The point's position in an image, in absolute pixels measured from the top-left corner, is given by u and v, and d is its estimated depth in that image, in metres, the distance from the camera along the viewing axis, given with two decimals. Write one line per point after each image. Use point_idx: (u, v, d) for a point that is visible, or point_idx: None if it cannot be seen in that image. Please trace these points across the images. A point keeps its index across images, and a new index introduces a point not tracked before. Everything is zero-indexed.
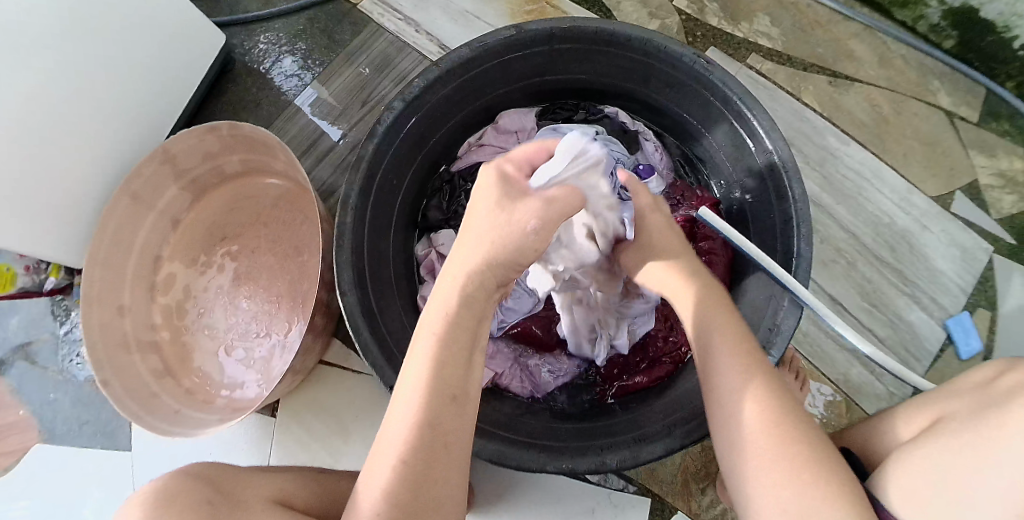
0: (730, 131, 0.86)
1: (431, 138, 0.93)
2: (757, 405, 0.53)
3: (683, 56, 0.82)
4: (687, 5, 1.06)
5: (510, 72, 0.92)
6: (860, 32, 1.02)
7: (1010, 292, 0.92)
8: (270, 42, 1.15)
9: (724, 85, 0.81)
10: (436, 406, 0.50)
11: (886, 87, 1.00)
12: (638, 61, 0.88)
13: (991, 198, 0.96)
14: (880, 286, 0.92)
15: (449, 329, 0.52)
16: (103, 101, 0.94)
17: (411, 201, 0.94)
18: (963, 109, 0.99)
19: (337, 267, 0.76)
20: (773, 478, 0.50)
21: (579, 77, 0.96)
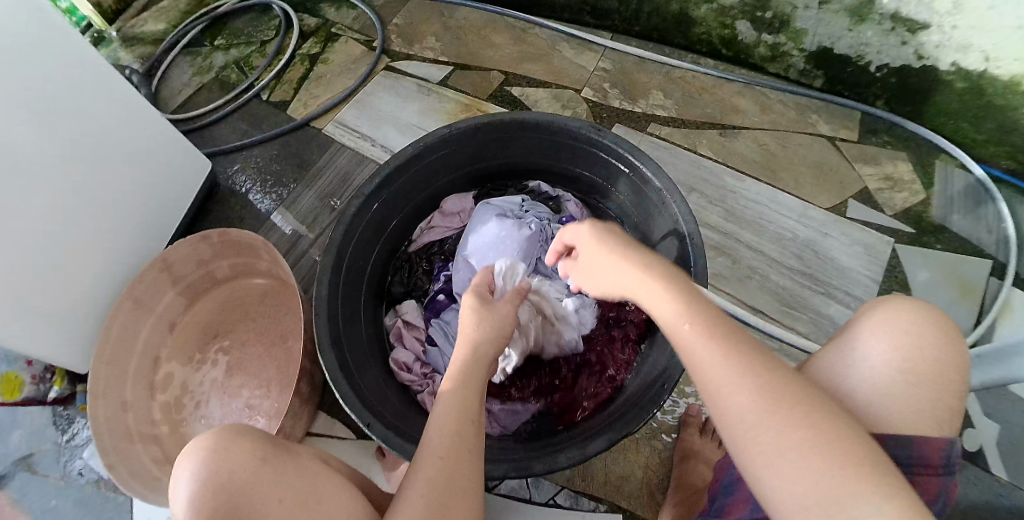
0: (629, 182, 0.96)
1: (391, 223, 1.02)
2: (773, 396, 0.52)
3: (583, 131, 0.94)
4: (592, 94, 1.16)
5: (449, 163, 1.02)
6: (740, 90, 1.16)
7: (920, 274, 1.03)
8: (248, 169, 1.25)
9: (617, 145, 0.93)
10: (466, 397, 0.67)
11: (770, 129, 1.12)
12: (551, 139, 0.99)
13: (883, 198, 1.08)
14: (796, 292, 1.01)
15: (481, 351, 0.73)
16: (115, 219, 1.07)
17: (376, 278, 1.03)
18: (841, 132, 1.13)
19: (317, 328, 0.85)
20: (800, 460, 0.49)
21: (501, 162, 1.05)
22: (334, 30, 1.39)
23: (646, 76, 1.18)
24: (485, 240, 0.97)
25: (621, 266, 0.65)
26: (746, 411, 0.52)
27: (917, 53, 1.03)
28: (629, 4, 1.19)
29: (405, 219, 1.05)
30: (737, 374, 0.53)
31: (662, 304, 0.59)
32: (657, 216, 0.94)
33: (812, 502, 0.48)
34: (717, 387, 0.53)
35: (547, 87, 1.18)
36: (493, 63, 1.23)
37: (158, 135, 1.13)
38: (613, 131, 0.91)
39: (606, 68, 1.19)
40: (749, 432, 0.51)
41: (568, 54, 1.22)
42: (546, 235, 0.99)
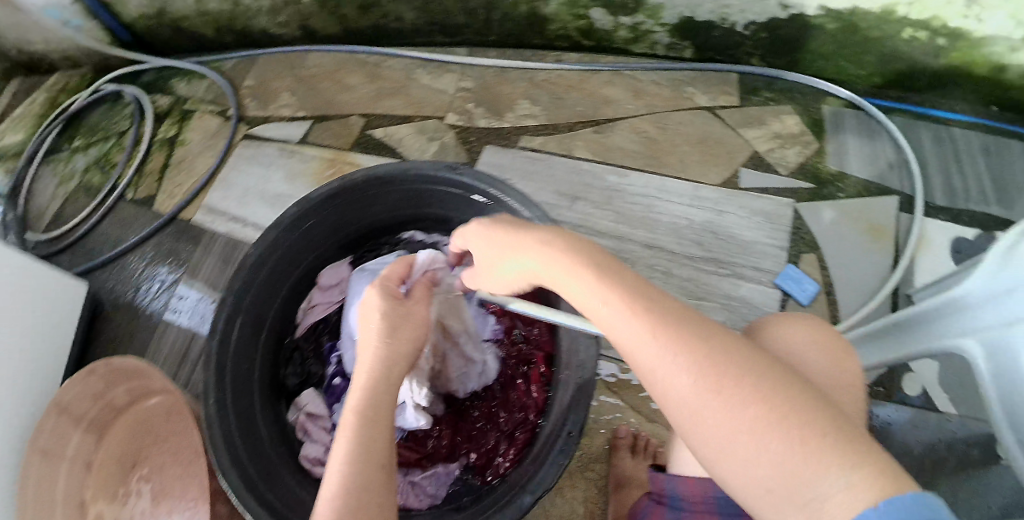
0: (497, 217, 0.92)
1: (268, 315, 0.96)
2: (700, 381, 0.45)
3: (438, 174, 0.90)
4: (457, 119, 1.09)
5: (315, 238, 0.97)
6: (610, 78, 1.10)
7: (826, 229, 0.98)
8: (130, 277, 1.20)
9: (477, 182, 0.88)
10: (368, 415, 0.60)
11: (646, 114, 1.06)
12: (409, 189, 0.95)
13: (775, 158, 1.02)
14: (701, 279, 0.95)
15: (379, 358, 0.65)
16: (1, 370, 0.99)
17: (269, 375, 0.97)
18: (721, 99, 1.07)
19: (213, 454, 0.80)
20: (755, 441, 0.43)
21: (365, 222, 1.00)
22: (186, 106, 1.31)
23: (508, 86, 1.11)
24: None
25: (526, 247, 0.57)
26: (689, 396, 0.45)
27: (781, 4, 0.96)
28: (477, 16, 1.11)
29: (285, 304, 1.00)
30: (665, 351, 0.46)
31: (577, 287, 0.52)
32: None
33: (778, 488, 0.42)
34: (652, 370, 0.47)
35: (410, 122, 1.11)
36: (352, 108, 1.15)
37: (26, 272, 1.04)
38: (465, 165, 0.87)
39: (467, 86, 1.12)
40: (681, 418, 0.46)
41: (426, 80, 1.15)
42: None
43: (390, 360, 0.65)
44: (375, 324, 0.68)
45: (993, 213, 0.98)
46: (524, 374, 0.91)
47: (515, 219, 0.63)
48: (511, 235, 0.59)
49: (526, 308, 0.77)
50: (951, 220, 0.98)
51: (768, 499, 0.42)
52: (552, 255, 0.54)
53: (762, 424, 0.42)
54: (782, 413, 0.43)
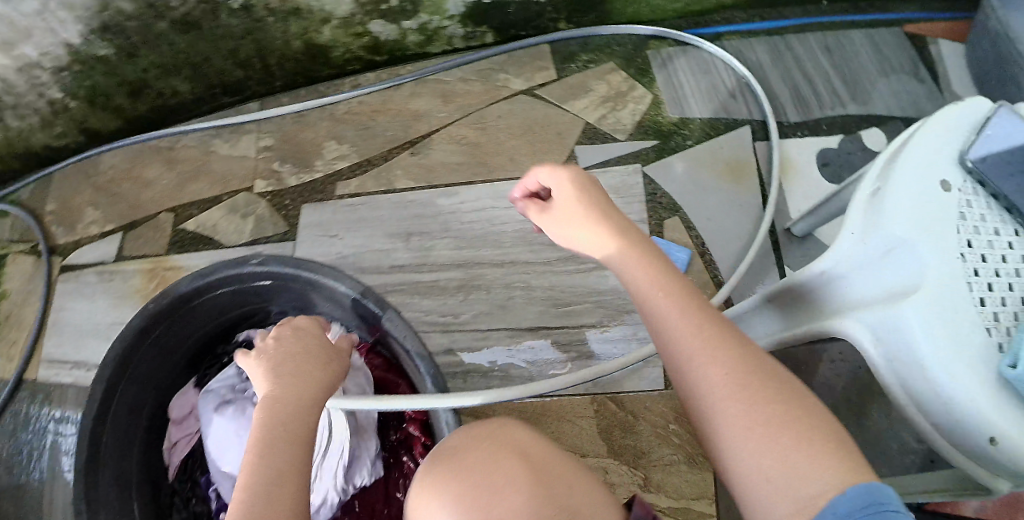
0: (320, 298, 0.79)
1: (133, 470, 0.79)
2: (730, 377, 0.40)
3: (235, 274, 0.77)
4: (266, 185, 0.98)
5: (150, 373, 0.81)
6: (416, 89, 0.99)
7: (682, 185, 0.89)
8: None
9: (285, 268, 0.76)
10: (280, 431, 0.47)
11: (462, 118, 0.96)
12: (216, 296, 0.81)
13: (610, 124, 0.93)
14: (563, 284, 0.86)
15: (284, 382, 0.52)
16: None
17: None
18: (537, 77, 0.98)
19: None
20: (762, 440, 0.37)
21: (188, 342, 0.85)
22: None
23: (310, 131, 1.00)
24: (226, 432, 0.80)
25: (570, 204, 0.51)
26: (715, 385, 0.40)
27: None
28: (254, 66, 1.01)
29: (147, 451, 0.83)
30: (687, 316, 0.43)
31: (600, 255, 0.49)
32: (345, 308, 0.78)
33: (776, 475, 0.36)
34: (669, 336, 0.43)
35: (219, 203, 1.00)
36: (158, 204, 1.04)
37: None
38: (255, 255, 0.75)
39: (269, 144, 1.01)
40: (699, 399, 0.41)
41: (225, 150, 1.03)
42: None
43: (298, 384, 0.53)
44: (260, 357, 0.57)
45: (852, 113, 0.93)
46: (407, 447, 0.80)
47: (582, 179, 0.53)
48: (556, 188, 0.52)
49: (366, 404, 0.65)
50: (810, 135, 0.91)
51: (776, 495, 0.36)
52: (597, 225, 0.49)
53: (775, 430, 0.37)
54: (792, 422, 0.38)
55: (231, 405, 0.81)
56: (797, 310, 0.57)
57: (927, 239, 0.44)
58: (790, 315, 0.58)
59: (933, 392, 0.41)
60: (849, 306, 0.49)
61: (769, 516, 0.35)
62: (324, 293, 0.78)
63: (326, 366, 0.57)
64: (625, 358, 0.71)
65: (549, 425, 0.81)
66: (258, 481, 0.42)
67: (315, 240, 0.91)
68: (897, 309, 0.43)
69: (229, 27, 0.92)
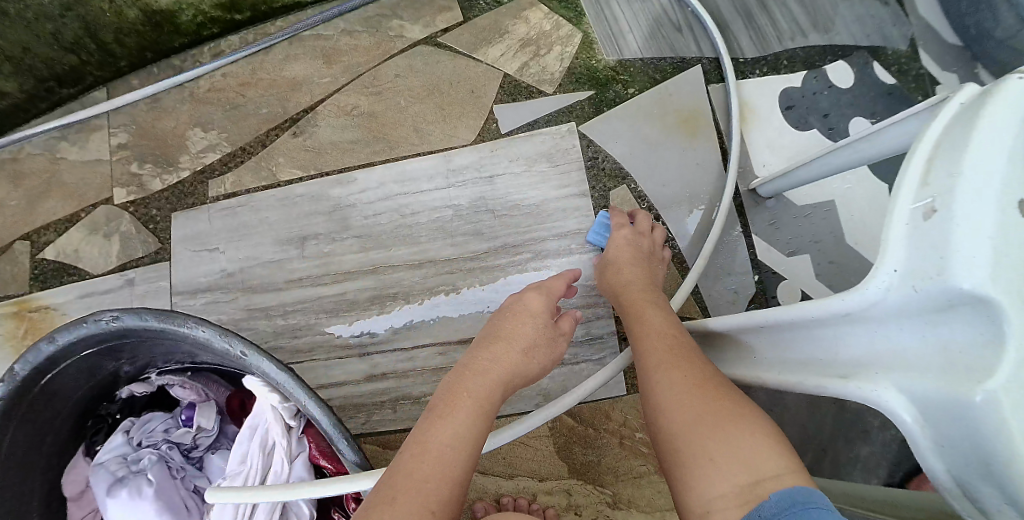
0: (203, 350, 0.62)
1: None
2: (696, 380, 0.46)
3: (90, 333, 0.59)
4: (127, 193, 0.79)
5: (23, 461, 0.64)
6: (290, 51, 0.79)
7: (625, 145, 0.75)
8: None
9: (147, 325, 0.58)
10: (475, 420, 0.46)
11: (350, 83, 0.77)
12: (80, 358, 0.63)
13: (534, 73, 0.77)
14: (501, 279, 0.70)
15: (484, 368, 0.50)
16: None
17: None
18: (438, 21, 0.79)
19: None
20: (720, 431, 0.41)
21: (66, 411, 0.68)
22: None
23: (168, 119, 0.80)
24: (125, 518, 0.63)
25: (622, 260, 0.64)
26: (675, 380, 0.46)
27: None
28: (87, 46, 0.79)
29: None
30: (671, 332, 0.52)
31: (630, 278, 0.61)
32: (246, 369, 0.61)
33: (721, 460, 0.40)
34: (651, 342, 0.51)
35: (77, 221, 0.82)
36: (6, 232, 0.83)
37: None
38: (104, 312, 0.56)
39: (123, 141, 0.82)
40: (660, 393, 0.46)
41: (76, 153, 0.84)
42: (175, 460, 0.68)
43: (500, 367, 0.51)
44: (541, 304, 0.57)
45: (813, 44, 0.80)
46: (337, 501, 0.67)
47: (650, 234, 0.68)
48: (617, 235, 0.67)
49: (249, 497, 0.55)
50: (768, 74, 0.79)
51: (717, 482, 0.39)
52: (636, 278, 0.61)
53: (726, 428, 0.41)
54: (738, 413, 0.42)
55: (125, 485, 0.65)
56: (798, 353, 0.42)
57: (1016, 296, 0.29)
58: (788, 356, 0.43)
59: (998, 490, 0.30)
60: (886, 374, 0.35)
61: (705, 499, 0.39)
62: (206, 347, 0.60)
63: (536, 361, 0.53)
64: (586, 386, 0.58)
65: (498, 451, 0.70)
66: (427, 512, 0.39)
67: (193, 257, 0.74)
68: (968, 392, 0.29)
69: (40, 5, 0.71)
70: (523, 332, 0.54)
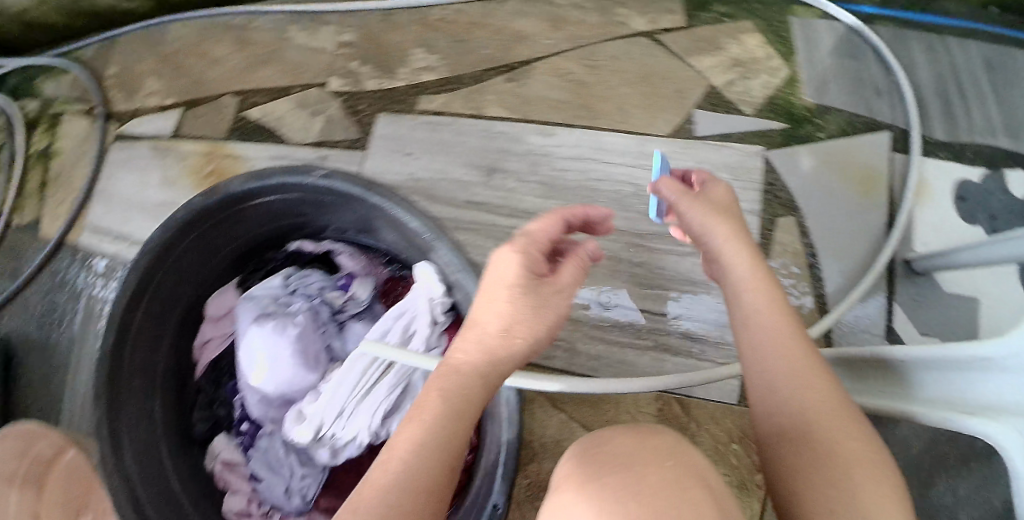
0: (388, 226, 0.74)
1: (161, 361, 0.81)
2: (818, 398, 0.43)
3: (297, 183, 0.72)
4: (342, 84, 0.89)
5: (189, 268, 0.80)
6: (521, 7, 0.86)
7: (803, 182, 0.78)
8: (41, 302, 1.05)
9: (353, 188, 0.69)
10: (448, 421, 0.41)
11: (570, 49, 0.84)
12: (276, 202, 0.77)
13: (738, 93, 0.81)
14: (653, 262, 0.77)
15: (471, 362, 0.45)
16: None
17: (174, 429, 0.83)
18: (664, 19, 0.84)
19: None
20: (840, 469, 0.39)
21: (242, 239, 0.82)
22: (53, 112, 1.13)
23: (397, 33, 0.89)
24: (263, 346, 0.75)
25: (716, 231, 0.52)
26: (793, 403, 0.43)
27: None
28: None
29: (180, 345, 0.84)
30: (781, 326, 0.47)
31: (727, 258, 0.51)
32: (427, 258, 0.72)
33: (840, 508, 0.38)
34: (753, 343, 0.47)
35: (289, 95, 0.91)
36: (224, 85, 0.96)
37: None
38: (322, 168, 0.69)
39: (350, 40, 0.91)
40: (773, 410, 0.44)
41: (302, 37, 0.94)
42: (323, 314, 0.78)
43: (503, 348, 0.45)
44: (519, 262, 0.47)
45: (1001, 146, 0.83)
46: None
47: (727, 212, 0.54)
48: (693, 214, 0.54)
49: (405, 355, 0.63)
50: (949, 159, 0.82)
51: None
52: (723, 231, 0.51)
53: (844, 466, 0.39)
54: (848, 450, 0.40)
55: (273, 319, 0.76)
56: (936, 391, 0.47)
57: None
58: (923, 395, 0.48)
59: None
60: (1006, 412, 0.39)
61: None
62: (393, 224, 0.72)
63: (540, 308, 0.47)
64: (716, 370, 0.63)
65: (604, 412, 0.77)
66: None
67: (388, 155, 0.83)
68: None
69: None
70: (513, 285, 0.47)
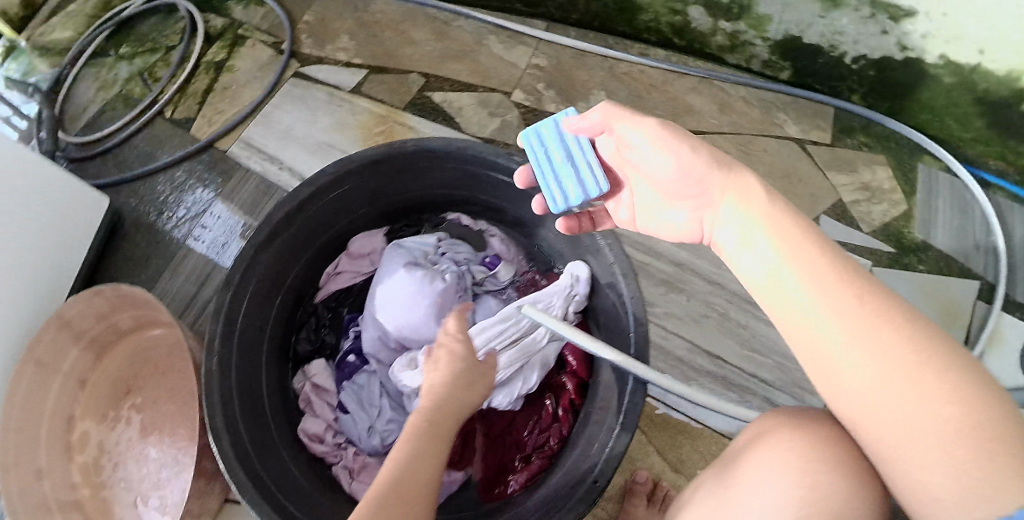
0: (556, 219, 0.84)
1: (291, 272, 0.93)
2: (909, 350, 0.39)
3: (491, 159, 0.82)
4: (524, 98, 1.01)
5: (349, 202, 0.92)
6: (696, 85, 1.00)
7: (898, 305, 0.90)
8: (167, 185, 1.11)
9: None
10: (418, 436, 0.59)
11: (730, 133, 0.97)
12: (457, 170, 0.88)
13: (861, 212, 0.94)
14: (754, 327, 0.87)
15: (446, 390, 0.65)
16: (28, 278, 0.95)
17: (280, 337, 0.95)
18: (813, 133, 0.98)
19: (208, 411, 0.77)
20: (923, 428, 0.37)
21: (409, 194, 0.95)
22: (241, 32, 1.23)
23: (585, 72, 1.02)
24: (403, 290, 0.86)
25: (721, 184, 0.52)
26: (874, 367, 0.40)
27: (900, 43, 0.88)
28: None
29: (312, 267, 0.97)
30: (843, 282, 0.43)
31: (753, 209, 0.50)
32: (588, 256, 0.82)
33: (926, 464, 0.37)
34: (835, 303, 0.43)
35: (474, 91, 1.03)
36: (414, 66, 1.08)
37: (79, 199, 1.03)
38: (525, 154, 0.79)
39: (541, 64, 1.04)
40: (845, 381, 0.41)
41: (497, 50, 1.07)
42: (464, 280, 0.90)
43: (446, 399, 0.64)
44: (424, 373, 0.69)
45: None
46: (554, 392, 0.86)
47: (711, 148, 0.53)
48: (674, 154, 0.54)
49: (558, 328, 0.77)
50: None
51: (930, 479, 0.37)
52: (743, 183, 0.51)
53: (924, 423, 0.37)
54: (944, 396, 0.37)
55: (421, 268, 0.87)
56: None
57: None
58: None
59: None
60: None
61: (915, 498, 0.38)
62: None
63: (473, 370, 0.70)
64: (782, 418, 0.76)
65: (681, 446, 0.86)
66: (809, 485, 0.42)
67: None
68: None
69: None
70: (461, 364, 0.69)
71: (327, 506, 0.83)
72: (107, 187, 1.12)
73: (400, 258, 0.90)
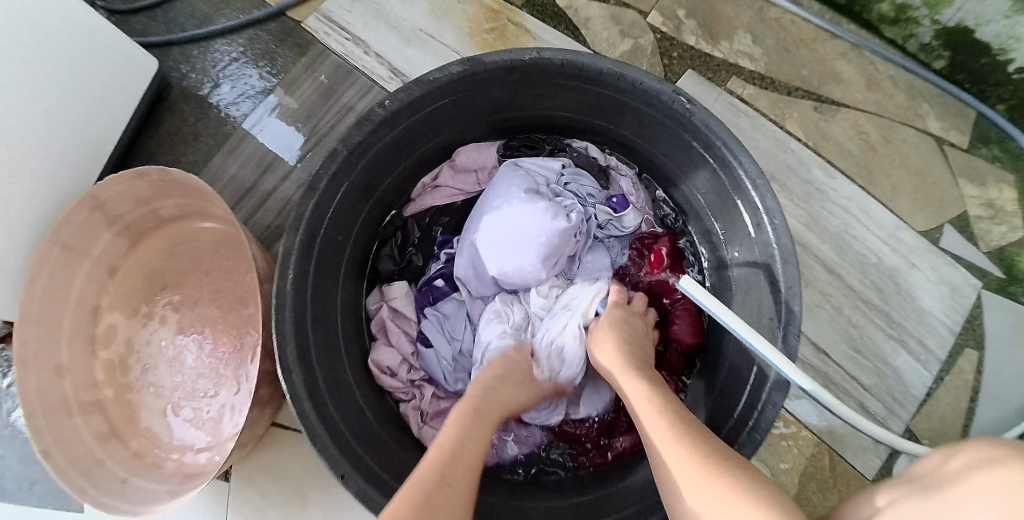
0: (712, 177, 0.79)
1: (381, 184, 0.86)
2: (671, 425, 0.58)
3: (658, 95, 0.74)
4: (661, 22, 1.02)
5: (462, 108, 0.84)
6: (846, 51, 0.99)
7: (998, 332, 0.89)
8: (222, 58, 1.07)
9: (705, 129, 0.73)
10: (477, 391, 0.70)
11: (874, 112, 0.97)
12: (602, 93, 0.81)
13: (981, 230, 0.93)
14: (865, 330, 0.89)
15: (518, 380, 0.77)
16: (47, 139, 0.86)
17: (359, 253, 0.88)
18: (953, 134, 0.95)
19: (278, 344, 0.68)
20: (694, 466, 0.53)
21: (537, 108, 0.89)
22: None
23: (733, 8, 1.01)
24: (517, 224, 0.81)
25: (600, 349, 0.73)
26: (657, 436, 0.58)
27: None
28: None
29: (409, 174, 0.91)
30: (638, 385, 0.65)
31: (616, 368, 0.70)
32: (739, 231, 0.79)
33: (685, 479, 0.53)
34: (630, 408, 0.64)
35: (604, 3, 1.03)
36: None
37: (103, 58, 0.92)
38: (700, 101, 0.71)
39: None
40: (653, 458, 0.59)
41: None
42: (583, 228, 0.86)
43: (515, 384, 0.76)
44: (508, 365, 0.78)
45: None
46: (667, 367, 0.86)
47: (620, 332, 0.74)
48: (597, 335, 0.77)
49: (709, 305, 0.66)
50: None
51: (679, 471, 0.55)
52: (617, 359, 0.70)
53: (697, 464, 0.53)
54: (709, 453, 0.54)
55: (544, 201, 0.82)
56: None
57: None
58: None
59: None
60: None
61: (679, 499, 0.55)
62: (724, 176, 0.77)
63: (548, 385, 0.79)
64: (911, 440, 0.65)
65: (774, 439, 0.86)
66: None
67: None
68: None
69: None
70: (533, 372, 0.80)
71: (411, 465, 0.76)
72: (155, 47, 1.08)
73: (516, 185, 0.85)
